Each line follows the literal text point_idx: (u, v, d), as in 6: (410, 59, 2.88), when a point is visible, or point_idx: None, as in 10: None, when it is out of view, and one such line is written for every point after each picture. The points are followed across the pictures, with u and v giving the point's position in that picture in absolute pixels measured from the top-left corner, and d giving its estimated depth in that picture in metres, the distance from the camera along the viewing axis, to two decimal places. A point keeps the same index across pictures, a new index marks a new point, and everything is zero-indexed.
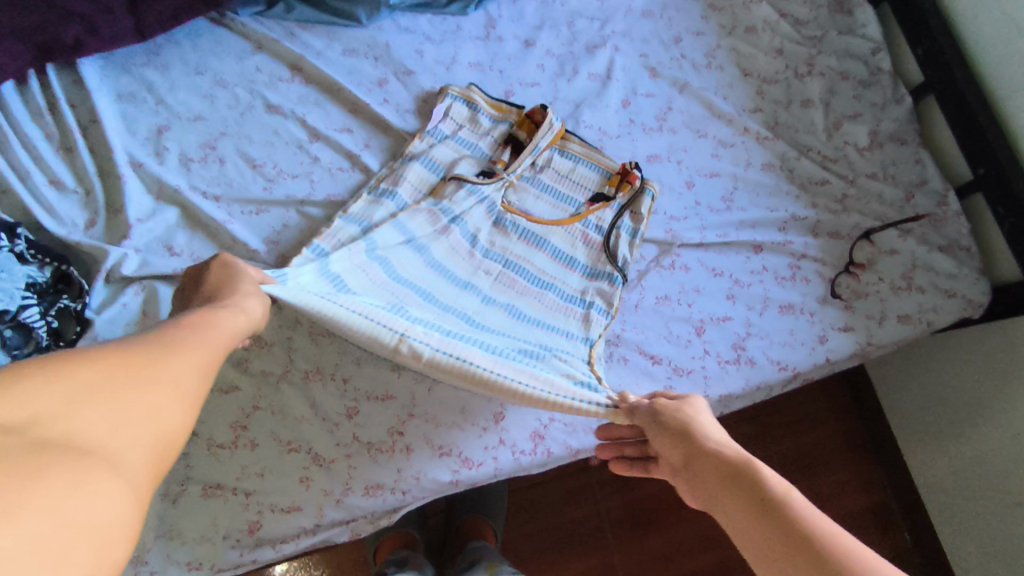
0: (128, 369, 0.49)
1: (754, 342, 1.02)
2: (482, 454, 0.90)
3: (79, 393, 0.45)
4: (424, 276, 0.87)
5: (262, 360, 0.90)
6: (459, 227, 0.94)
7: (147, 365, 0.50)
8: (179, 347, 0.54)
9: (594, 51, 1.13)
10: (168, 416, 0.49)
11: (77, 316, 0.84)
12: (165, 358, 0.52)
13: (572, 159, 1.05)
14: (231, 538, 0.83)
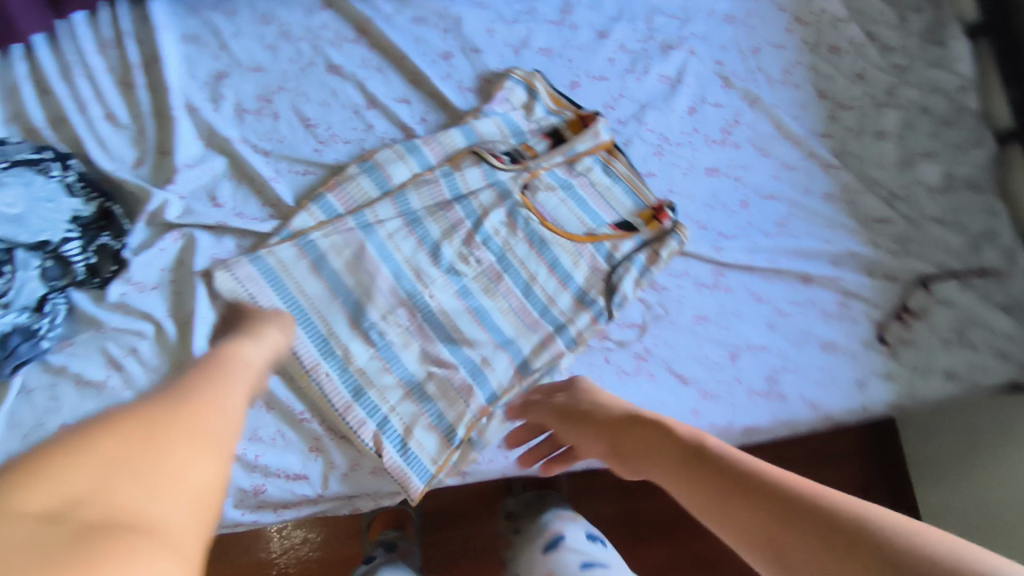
0: (155, 423, 0.45)
1: (788, 377, 0.99)
2: (494, 451, 0.91)
3: (105, 466, 0.40)
4: (405, 254, 0.92)
5: None
6: (462, 206, 0.94)
7: (172, 417, 0.46)
8: (194, 397, 0.50)
9: (668, 52, 1.08)
10: (202, 463, 0.45)
11: (115, 255, 0.84)
12: (186, 407, 0.48)
13: (613, 178, 1.00)
14: (236, 498, 0.83)
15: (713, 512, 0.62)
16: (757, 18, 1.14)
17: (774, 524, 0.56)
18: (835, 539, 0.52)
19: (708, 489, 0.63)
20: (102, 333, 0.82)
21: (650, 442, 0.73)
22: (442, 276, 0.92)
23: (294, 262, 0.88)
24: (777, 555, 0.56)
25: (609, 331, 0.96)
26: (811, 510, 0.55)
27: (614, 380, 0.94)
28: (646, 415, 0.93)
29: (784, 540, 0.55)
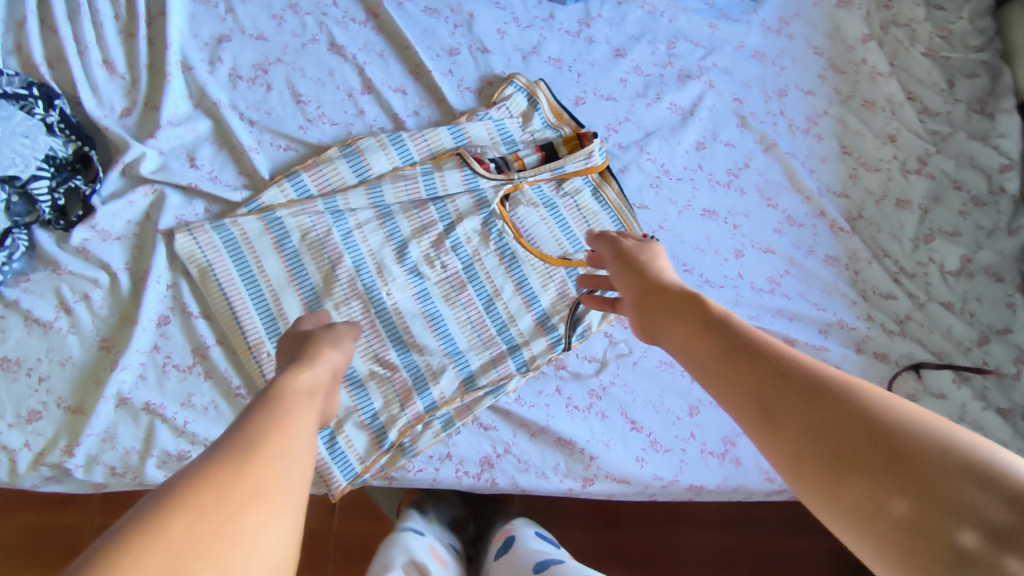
0: (220, 488, 0.46)
1: (746, 443, 0.94)
2: (425, 461, 0.89)
3: (180, 547, 0.42)
4: (371, 246, 0.90)
5: (233, 294, 0.86)
6: (437, 208, 0.92)
7: (235, 479, 0.47)
8: (262, 450, 0.50)
9: (685, 81, 1.03)
10: (270, 530, 0.46)
11: (84, 200, 0.85)
12: (248, 460, 0.49)
13: (601, 204, 0.96)
14: (159, 458, 0.85)
15: (726, 382, 0.59)
16: (789, 58, 1.06)
17: (786, 392, 0.53)
18: (850, 424, 0.48)
19: (726, 352, 0.60)
20: (56, 275, 0.84)
21: (678, 306, 0.68)
22: (404, 276, 0.90)
23: (257, 236, 0.88)
24: (778, 430, 0.52)
25: (567, 361, 0.93)
26: (828, 394, 0.51)
27: (562, 415, 0.91)
28: (587, 455, 0.90)
29: (791, 411, 0.52)
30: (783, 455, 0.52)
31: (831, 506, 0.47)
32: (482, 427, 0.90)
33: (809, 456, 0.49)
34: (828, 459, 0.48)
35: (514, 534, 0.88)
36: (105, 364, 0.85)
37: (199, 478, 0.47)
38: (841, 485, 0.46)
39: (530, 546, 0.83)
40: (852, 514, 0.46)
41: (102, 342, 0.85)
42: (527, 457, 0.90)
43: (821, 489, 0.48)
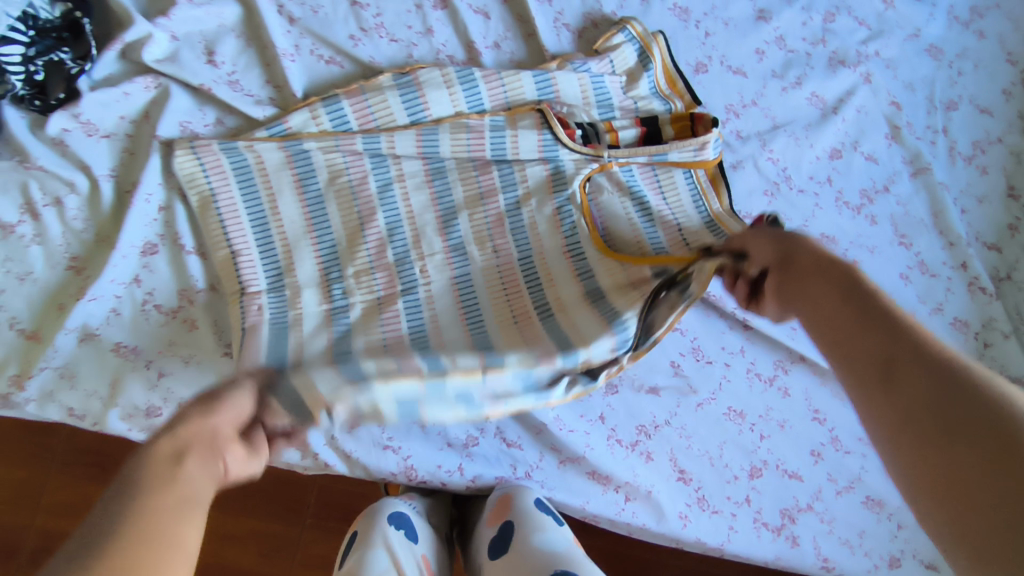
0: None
1: (809, 521, 0.79)
2: (431, 470, 0.76)
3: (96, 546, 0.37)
4: (411, 208, 0.73)
5: (234, 236, 0.70)
6: (501, 173, 0.73)
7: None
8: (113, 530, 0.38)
9: (836, 68, 0.81)
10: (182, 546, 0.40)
11: (69, 80, 0.68)
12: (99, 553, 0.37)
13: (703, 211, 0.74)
14: (124, 410, 0.70)
15: (842, 351, 0.49)
16: (970, 62, 0.84)
17: (914, 369, 0.44)
18: (983, 422, 0.39)
19: (846, 312, 0.50)
20: (25, 169, 0.68)
21: (803, 255, 0.56)
22: (444, 253, 0.73)
23: (273, 168, 0.70)
24: (885, 398, 0.44)
25: (620, 387, 0.78)
26: (967, 390, 0.41)
27: (601, 449, 0.77)
28: (622, 496, 0.77)
29: (912, 389, 0.43)
30: (887, 433, 0.44)
31: (929, 504, 0.40)
32: (505, 443, 0.77)
33: (919, 443, 0.41)
34: (939, 450, 0.40)
35: (513, 519, 0.71)
36: (72, 289, 0.70)
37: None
38: (949, 484, 0.39)
39: (540, 543, 0.69)
40: (951, 518, 0.39)
41: (71, 260, 0.70)
42: (552, 488, 0.77)
43: (927, 486, 0.40)
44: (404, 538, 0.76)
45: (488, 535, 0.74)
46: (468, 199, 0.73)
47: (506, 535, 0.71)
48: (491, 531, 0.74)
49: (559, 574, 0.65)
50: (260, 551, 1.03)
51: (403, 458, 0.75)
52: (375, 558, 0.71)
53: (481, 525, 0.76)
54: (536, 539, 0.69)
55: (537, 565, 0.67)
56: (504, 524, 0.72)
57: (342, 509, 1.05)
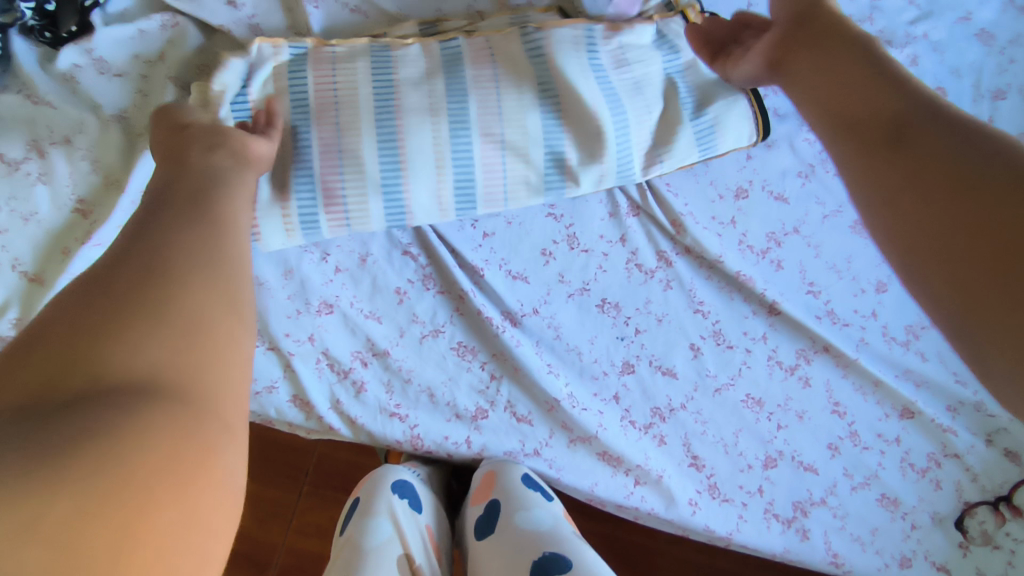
0: (127, 357, 0.37)
1: (821, 515, 0.78)
2: (439, 439, 0.74)
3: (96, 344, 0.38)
4: (401, 109, 0.64)
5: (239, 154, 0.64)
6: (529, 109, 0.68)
7: (117, 358, 0.37)
8: (155, 327, 0.39)
9: (883, 48, 0.77)
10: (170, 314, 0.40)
11: (83, 15, 0.65)
12: (151, 346, 0.38)
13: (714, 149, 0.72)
14: None
15: (847, 119, 0.49)
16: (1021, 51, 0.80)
17: (908, 123, 0.45)
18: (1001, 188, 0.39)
19: (865, 93, 0.49)
20: (35, 106, 0.66)
21: (813, 55, 0.55)
22: (445, 173, 0.66)
23: (270, 70, 0.65)
24: (899, 159, 0.44)
25: (637, 367, 0.75)
26: (990, 147, 0.41)
27: (614, 429, 0.75)
28: (632, 479, 0.76)
29: (925, 147, 0.44)
30: (874, 179, 0.45)
31: (906, 253, 0.42)
32: (515, 417, 0.75)
33: (920, 196, 0.42)
34: (943, 201, 0.41)
35: (499, 497, 0.70)
36: (78, 233, 0.67)
37: (72, 327, 0.38)
38: (937, 234, 0.41)
39: (526, 520, 0.67)
40: (922, 261, 0.41)
41: (78, 203, 0.67)
42: (561, 466, 0.76)
43: (913, 237, 0.42)
44: (408, 508, 0.74)
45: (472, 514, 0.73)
46: (461, 102, 0.66)
47: (493, 514, 0.69)
48: (476, 510, 0.72)
49: (544, 553, 0.62)
50: (256, 515, 1.02)
51: (410, 427, 0.74)
52: (378, 526, 0.69)
53: (467, 505, 0.75)
54: (520, 516, 0.67)
55: (521, 541, 0.65)
56: (491, 501, 0.71)
57: (341, 478, 1.04)
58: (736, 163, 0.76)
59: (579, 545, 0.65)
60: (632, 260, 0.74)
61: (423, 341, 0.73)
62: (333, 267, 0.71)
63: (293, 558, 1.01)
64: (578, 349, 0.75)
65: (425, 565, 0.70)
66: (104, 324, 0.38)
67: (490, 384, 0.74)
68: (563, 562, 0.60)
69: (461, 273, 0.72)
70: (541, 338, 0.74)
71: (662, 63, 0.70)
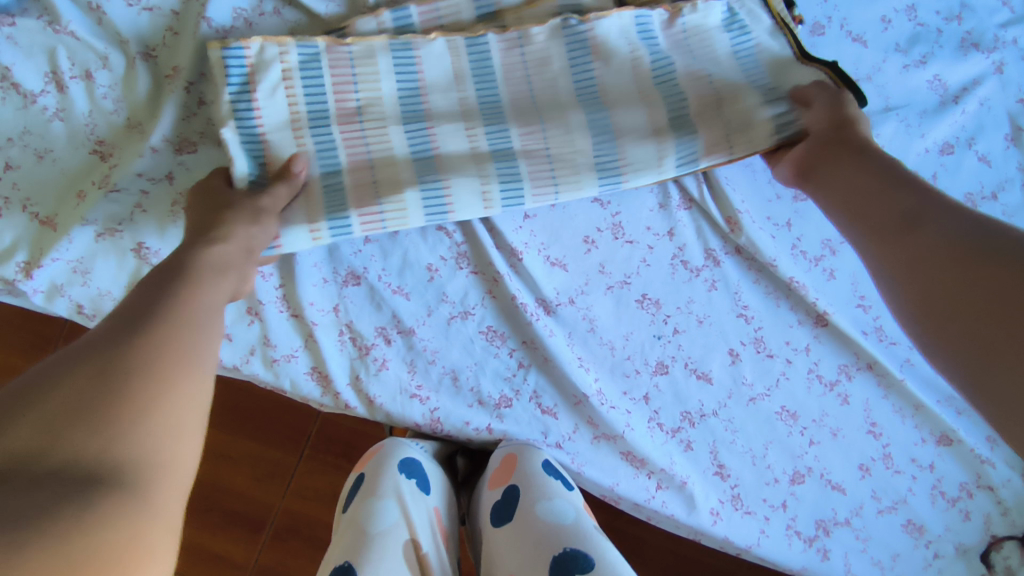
0: (102, 438, 0.36)
1: (843, 536, 0.76)
2: (458, 424, 0.71)
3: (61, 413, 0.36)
4: (431, 116, 0.62)
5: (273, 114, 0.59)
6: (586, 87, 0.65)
7: (91, 443, 0.35)
8: (131, 406, 0.37)
9: (968, 52, 0.72)
10: (163, 408, 0.39)
11: None
12: (130, 429, 0.37)
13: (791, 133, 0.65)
14: None
15: (872, 228, 0.53)
16: None
17: (927, 236, 0.48)
18: (959, 232, 0.47)
19: (887, 186, 0.54)
20: (56, 34, 0.60)
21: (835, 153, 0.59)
22: (490, 179, 0.61)
23: (278, 73, 0.59)
24: (905, 239, 0.50)
25: (671, 368, 0.72)
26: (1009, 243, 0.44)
27: (641, 430, 0.72)
28: (654, 483, 0.73)
29: (927, 242, 0.48)
30: (902, 291, 0.49)
31: (933, 320, 0.46)
32: (539, 408, 0.72)
33: (947, 278, 0.45)
34: (959, 278, 0.45)
35: (518, 483, 0.67)
36: (95, 175, 0.63)
37: (61, 406, 0.36)
38: (973, 304, 0.43)
39: (545, 510, 0.63)
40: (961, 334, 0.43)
41: (97, 143, 0.63)
42: (582, 461, 0.73)
43: (953, 319, 0.44)
44: (415, 488, 0.69)
45: (488, 498, 0.69)
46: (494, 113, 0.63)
47: (511, 500, 0.66)
48: (493, 494, 0.69)
49: (568, 551, 0.58)
50: (253, 475, 0.99)
51: (430, 409, 0.71)
52: (384, 509, 0.65)
53: (484, 489, 0.71)
54: (540, 505, 0.64)
55: (541, 535, 0.61)
56: (509, 487, 0.67)
57: (343, 445, 1.01)
58: None
59: (601, 539, 0.61)
60: (679, 256, 0.70)
61: (451, 322, 0.69)
62: (363, 237, 0.67)
63: (288, 520, 0.99)
64: (612, 343, 0.71)
65: (432, 553, 0.65)
66: (87, 398, 0.37)
67: (518, 372, 0.71)
68: (585, 560, 0.57)
69: (498, 253, 0.68)
70: (574, 330, 0.70)
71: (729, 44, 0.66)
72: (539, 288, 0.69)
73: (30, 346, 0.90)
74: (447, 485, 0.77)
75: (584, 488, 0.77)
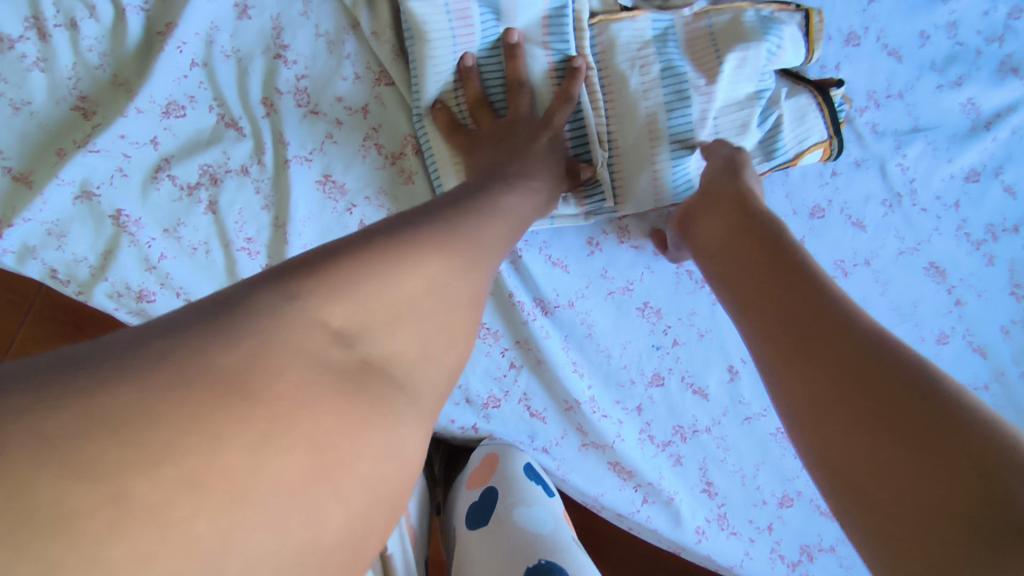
0: (446, 262, 0.39)
1: (829, 562, 0.74)
2: (448, 422, 0.69)
3: (440, 237, 0.40)
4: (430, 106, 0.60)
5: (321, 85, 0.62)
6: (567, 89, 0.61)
7: (441, 265, 0.39)
8: (455, 319, 0.39)
9: (1006, 78, 0.68)
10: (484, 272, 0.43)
11: None
12: (435, 353, 0.37)
13: (802, 125, 0.62)
14: (112, 288, 0.63)
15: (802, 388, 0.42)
16: None
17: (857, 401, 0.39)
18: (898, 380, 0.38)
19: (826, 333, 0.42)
20: None
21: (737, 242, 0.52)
22: None
23: None
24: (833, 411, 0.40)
25: (668, 381, 0.69)
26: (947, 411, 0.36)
27: (632, 441, 0.70)
28: (640, 495, 0.71)
29: (861, 409, 0.38)
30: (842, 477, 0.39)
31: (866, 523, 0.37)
32: (528, 411, 0.69)
33: (887, 461, 0.36)
34: (866, 450, 0.38)
35: (497, 486, 0.65)
36: (77, 133, 0.59)
37: (404, 282, 0.36)
38: (876, 490, 0.37)
39: (521, 518, 0.61)
40: (875, 507, 0.37)
41: (80, 99, 0.59)
42: (568, 468, 0.71)
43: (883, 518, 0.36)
44: None
45: (465, 496, 0.67)
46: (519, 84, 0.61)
47: (488, 504, 0.64)
48: (472, 494, 0.67)
49: (539, 565, 0.55)
50: None
51: None
52: None
53: (463, 487, 0.69)
54: (519, 511, 0.62)
55: (516, 546, 0.58)
56: (488, 488, 0.65)
57: None
58: (818, 179, 0.68)
59: (578, 555, 0.59)
60: (684, 264, 0.67)
61: None
62: (358, 220, 0.65)
63: None
64: (609, 350, 0.68)
65: (397, 556, 0.61)
66: (423, 295, 0.37)
67: (509, 372, 0.68)
68: (560, 574, 0.54)
69: None
70: (572, 333, 0.67)
71: (767, 46, 0.58)
72: (535, 285, 0.66)
73: (4, 306, 0.86)
74: (417, 483, 0.73)
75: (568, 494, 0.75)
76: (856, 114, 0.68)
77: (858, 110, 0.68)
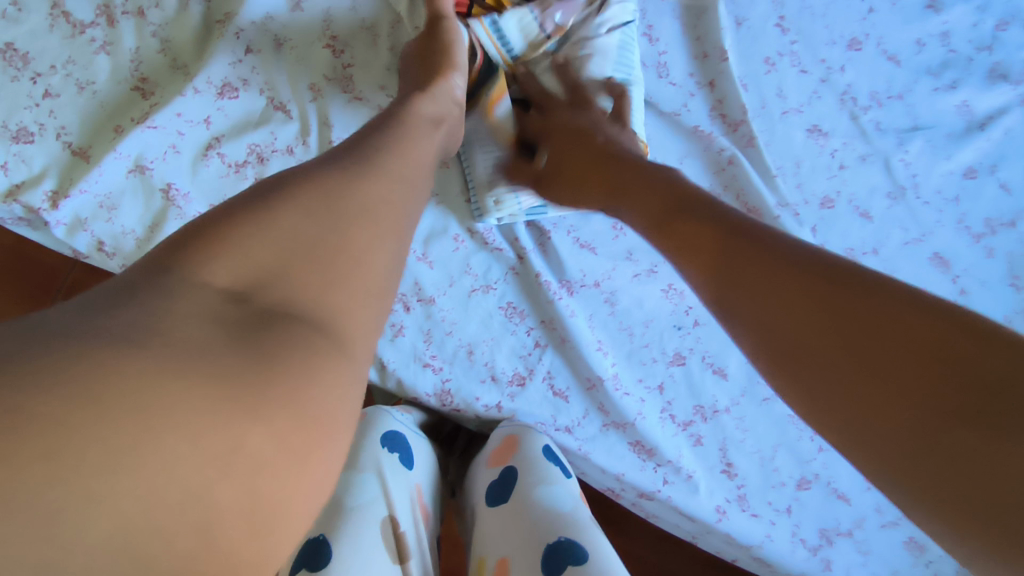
0: (317, 196, 0.38)
1: (847, 548, 0.75)
2: (469, 401, 0.70)
3: (301, 179, 0.39)
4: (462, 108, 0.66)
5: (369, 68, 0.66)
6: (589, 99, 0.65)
7: (307, 195, 0.38)
8: (356, 237, 0.38)
9: (996, 83, 0.74)
10: (377, 190, 0.41)
11: None
12: (343, 280, 0.36)
13: None
14: None
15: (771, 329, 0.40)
16: None
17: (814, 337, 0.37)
18: (890, 335, 0.35)
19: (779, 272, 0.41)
20: None
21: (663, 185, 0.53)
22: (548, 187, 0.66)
23: None
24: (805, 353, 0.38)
25: (688, 360, 0.72)
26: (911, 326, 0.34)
27: (653, 419, 0.72)
28: (661, 476, 0.72)
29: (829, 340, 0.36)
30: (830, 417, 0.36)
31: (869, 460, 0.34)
32: (551, 390, 0.71)
33: (868, 387, 0.34)
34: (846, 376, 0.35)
35: (517, 465, 0.65)
36: (135, 111, 0.63)
37: (275, 222, 0.36)
38: (872, 424, 0.34)
39: (540, 496, 0.61)
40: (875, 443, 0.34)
41: (140, 80, 0.63)
42: (590, 448, 0.72)
43: (888, 456, 0.33)
44: (397, 463, 0.64)
45: (484, 477, 0.68)
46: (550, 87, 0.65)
47: (507, 483, 0.64)
48: (491, 474, 0.67)
49: (558, 541, 0.56)
50: None
51: (441, 380, 0.70)
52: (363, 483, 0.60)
53: (480, 468, 0.70)
54: (537, 490, 0.62)
55: (535, 522, 0.58)
56: (508, 468, 0.66)
57: None
58: (826, 171, 0.72)
59: (596, 534, 0.58)
60: None
61: (471, 295, 0.69)
62: None
63: None
64: (631, 329, 0.71)
65: (410, 533, 0.59)
66: (301, 224, 0.37)
67: (534, 351, 0.71)
68: (577, 553, 0.54)
69: (527, 230, 0.69)
70: (596, 311, 0.71)
71: None
72: (560, 265, 0.70)
73: (25, 299, 0.87)
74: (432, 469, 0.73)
75: (590, 478, 0.76)
76: (860, 112, 0.73)
77: (862, 108, 0.73)
